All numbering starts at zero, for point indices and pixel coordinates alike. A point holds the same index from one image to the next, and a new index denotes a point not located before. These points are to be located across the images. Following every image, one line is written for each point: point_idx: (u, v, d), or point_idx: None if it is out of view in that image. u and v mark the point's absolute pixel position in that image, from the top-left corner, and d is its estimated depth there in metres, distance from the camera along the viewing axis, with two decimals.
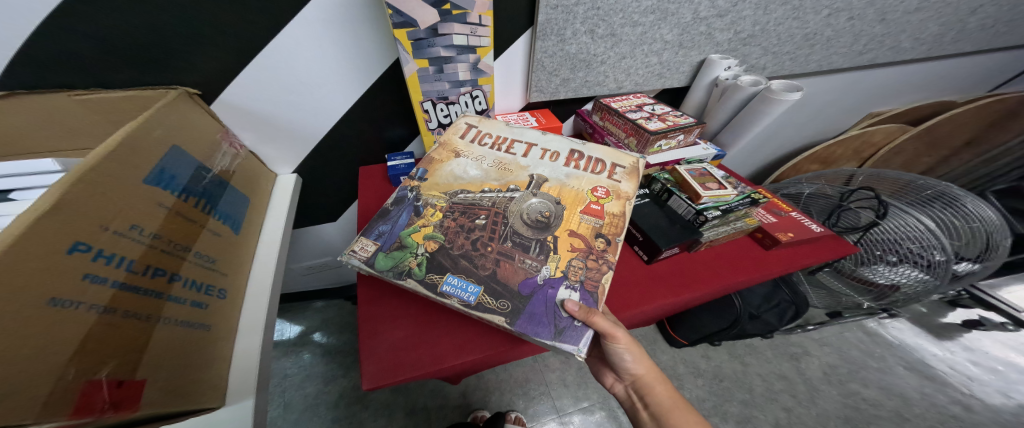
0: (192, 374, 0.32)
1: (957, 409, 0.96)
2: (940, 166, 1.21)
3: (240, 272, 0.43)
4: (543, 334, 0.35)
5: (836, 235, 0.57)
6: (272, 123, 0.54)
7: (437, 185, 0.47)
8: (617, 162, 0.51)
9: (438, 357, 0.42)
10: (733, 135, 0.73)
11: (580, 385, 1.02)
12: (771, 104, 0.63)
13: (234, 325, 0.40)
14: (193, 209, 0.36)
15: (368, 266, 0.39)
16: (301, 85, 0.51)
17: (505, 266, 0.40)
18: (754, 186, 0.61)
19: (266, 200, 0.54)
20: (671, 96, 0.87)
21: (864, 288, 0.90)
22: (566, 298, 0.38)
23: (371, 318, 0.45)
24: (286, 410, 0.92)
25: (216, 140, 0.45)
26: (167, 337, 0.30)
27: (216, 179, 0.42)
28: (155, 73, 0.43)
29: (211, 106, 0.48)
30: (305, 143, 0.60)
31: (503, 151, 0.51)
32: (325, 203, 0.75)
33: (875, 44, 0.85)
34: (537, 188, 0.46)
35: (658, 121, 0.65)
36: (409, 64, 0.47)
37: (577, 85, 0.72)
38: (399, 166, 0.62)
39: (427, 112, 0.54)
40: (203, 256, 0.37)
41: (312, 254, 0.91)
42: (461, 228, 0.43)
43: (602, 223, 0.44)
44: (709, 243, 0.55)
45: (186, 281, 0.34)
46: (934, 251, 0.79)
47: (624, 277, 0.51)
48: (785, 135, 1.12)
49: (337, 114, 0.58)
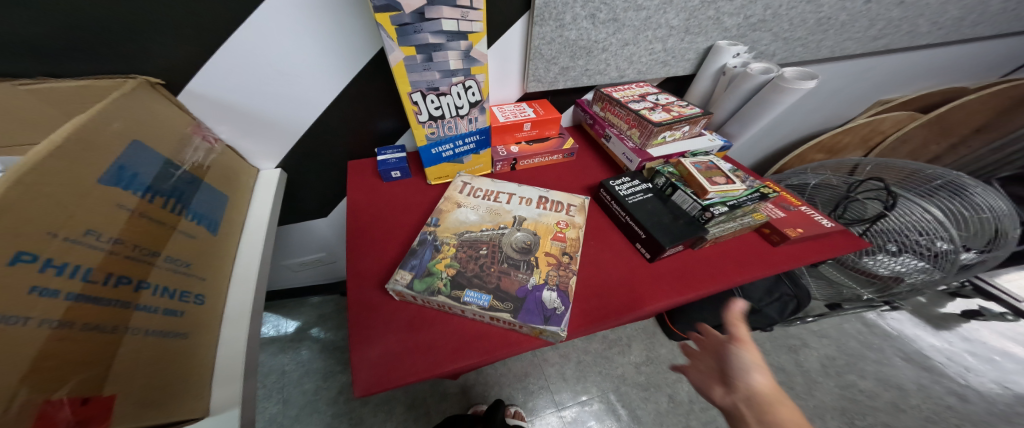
0: (169, 384, 0.30)
1: (953, 400, 0.97)
2: (947, 154, 1.18)
3: (220, 275, 0.41)
4: (535, 321, 0.40)
5: (848, 231, 0.55)
6: (251, 115, 0.51)
7: (449, 228, 0.51)
8: (571, 203, 0.58)
9: (434, 362, 0.40)
10: (741, 126, 0.70)
11: (578, 379, 1.02)
12: (783, 92, 0.60)
13: (215, 330, 0.37)
14: (160, 210, 0.34)
15: (409, 289, 0.43)
16: (278, 74, 0.48)
17: (503, 279, 0.44)
18: (763, 179, 0.58)
19: (248, 198, 0.51)
20: (676, 84, 0.83)
21: (867, 279, 0.90)
22: (549, 297, 0.43)
23: (365, 321, 0.43)
24: (285, 407, 0.91)
25: (186, 134, 0.42)
26: (137, 349, 0.28)
27: (188, 176, 0.39)
28: (114, 60, 0.39)
29: (177, 96, 0.44)
30: (289, 136, 0.57)
31: (494, 200, 0.57)
32: (316, 198, 0.72)
33: (891, 28, 0.81)
34: (519, 224, 0.52)
35: (662, 112, 0.62)
36: (395, 52, 0.43)
37: (577, 74, 0.68)
38: (391, 161, 0.59)
39: (416, 104, 0.50)
40: (174, 261, 0.34)
41: (305, 251, 0.89)
42: (469, 256, 0.47)
43: (565, 245, 0.50)
44: (714, 240, 0.53)
45: (155, 289, 0.31)
46: (938, 239, 0.78)
47: (625, 276, 0.49)
48: (792, 124, 1.09)
49: (322, 106, 0.55)
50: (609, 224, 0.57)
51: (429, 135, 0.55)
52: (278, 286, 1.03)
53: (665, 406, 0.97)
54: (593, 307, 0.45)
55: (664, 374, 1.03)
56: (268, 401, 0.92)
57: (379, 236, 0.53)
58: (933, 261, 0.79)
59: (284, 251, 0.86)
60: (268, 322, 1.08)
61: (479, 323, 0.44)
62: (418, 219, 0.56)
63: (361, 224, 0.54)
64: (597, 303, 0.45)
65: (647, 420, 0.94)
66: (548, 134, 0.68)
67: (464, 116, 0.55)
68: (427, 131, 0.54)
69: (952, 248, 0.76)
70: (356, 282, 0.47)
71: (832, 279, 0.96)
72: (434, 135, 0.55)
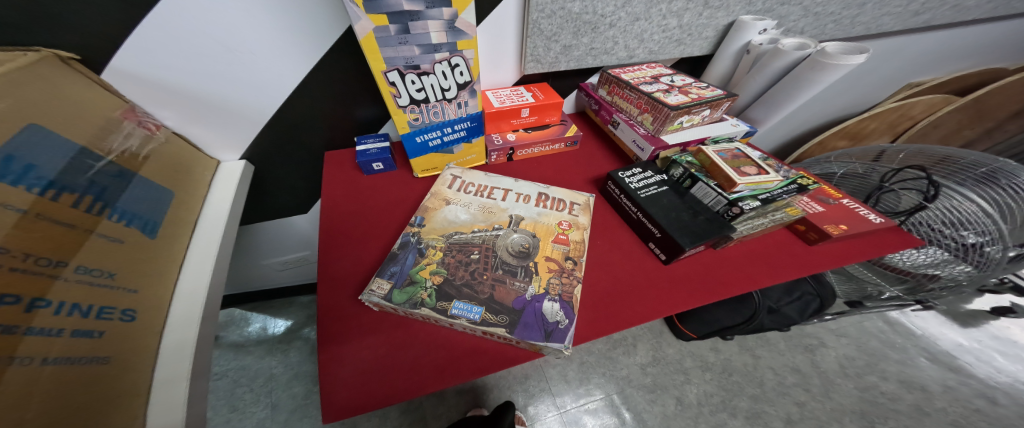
0: (86, 418, 0.25)
1: (982, 402, 0.91)
2: (981, 140, 1.09)
3: (159, 284, 0.36)
4: (535, 338, 0.34)
5: (897, 227, 0.48)
6: (198, 99, 0.44)
7: (435, 229, 0.45)
8: (574, 201, 0.51)
9: (416, 383, 0.33)
10: (768, 110, 0.63)
11: (581, 381, 0.97)
12: (823, 70, 0.52)
13: (152, 349, 0.33)
14: (70, 210, 0.29)
15: (387, 302, 0.36)
16: (227, 51, 0.41)
17: (498, 288, 0.38)
18: (798, 169, 0.52)
19: (201, 194, 0.46)
20: (691, 66, 0.75)
21: (896, 276, 0.83)
22: (549, 310, 0.37)
23: (340, 333, 0.37)
24: (274, 412, 0.87)
25: (115, 119, 0.37)
26: (27, 382, 0.22)
27: (113, 169, 0.34)
28: (9, 30, 0.32)
29: (100, 74, 0.38)
30: (251, 124, 0.51)
31: (487, 196, 0.50)
32: (294, 193, 0.67)
33: (935, 1, 0.72)
34: (516, 225, 0.46)
35: (679, 94, 0.55)
36: (361, 21, 0.35)
37: (581, 54, 0.60)
38: (371, 151, 0.53)
39: (393, 85, 0.42)
40: (91, 270, 0.29)
41: (288, 249, 0.83)
42: (459, 262, 0.41)
43: (569, 249, 0.44)
44: (740, 238, 0.46)
45: (59, 307, 0.26)
46: (966, 230, 0.73)
47: (638, 279, 0.43)
48: (814, 109, 1.01)
49: (285, 90, 0.48)
50: (618, 220, 0.51)
51: (412, 121, 0.48)
52: (264, 286, 0.98)
53: (673, 409, 0.91)
54: (603, 318, 0.39)
55: (671, 375, 0.98)
56: (256, 406, 0.88)
57: (358, 235, 0.46)
58: (959, 253, 0.74)
59: (267, 250, 0.81)
60: (255, 321, 1.03)
61: (471, 334, 0.37)
62: (404, 216, 0.49)
63: (337, 222, 0.48)
64: (607, 312, 0.39)
65: (654, 424, 0.89)
66: (549, 121, 0.61)
67: (451, 100, 0.48)
68: (410, 117, 0.47)
69: (984, 241, 0.70)
70: (329, 288, 0.40)
71: (855, 276, 0.89)
72: (417, 121, 0.48)
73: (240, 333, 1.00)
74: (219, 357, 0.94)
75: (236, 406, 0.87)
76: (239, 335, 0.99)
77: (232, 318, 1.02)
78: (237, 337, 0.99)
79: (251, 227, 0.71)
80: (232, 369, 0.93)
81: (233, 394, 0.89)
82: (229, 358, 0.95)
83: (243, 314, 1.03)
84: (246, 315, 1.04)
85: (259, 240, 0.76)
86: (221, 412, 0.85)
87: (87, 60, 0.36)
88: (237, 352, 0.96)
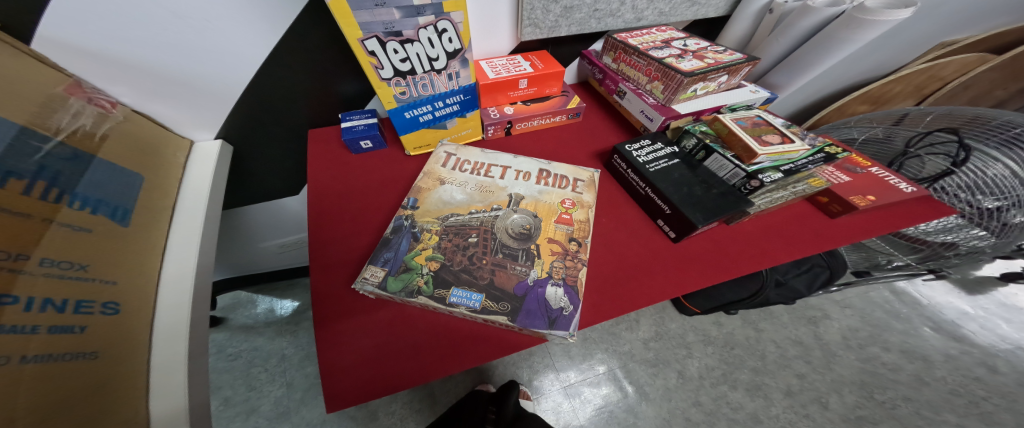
0: (82, 408, 0.24)
1: (982, 371, 0.92)
2: (1010, 100, 1.03)
3: (143, 272, 0.34)
4: (538, 325, 0.32)
5: (928, 197, 0.46)
6: (155, 73, 0.41)
7: (430, 211, 0.42)
8: (577, 177, 0.48)
9: (416, 370, 0.32)
10: (791, 74, 0.59)
11: (585, 356, 0.98)
12: (861, 27, 0.47)
13: (145, 338, 0.32)
14: (20, 197, 0.26)
15: (382, 290, 0.34)
16: (175, 18, 0.36)
17: (498, 273, 0.36)
18: (824, 136, 0.48)
19: (176, 177, 0.44)
20: (705, 28, 0.66)
21: (909, 245, 0.78)
22: (551, 295, 0.35)
23: (334, 319, 0.35)
24: (289, 390, 0.89)
25: (60, 96, 0.33)
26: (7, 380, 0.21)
27: (62, 153, 0.31)
28: None
29: (29, 44, 0.33)
30: (220, 101, 0.47)
31: (484, 175, 0.47)
32: (282, 172, 0.64)
33: None
34: (516, 205, 0.43)
35: (693, 59, 0.49)
36: None
37: (583, 16, 0.54)
38: (358, 128, 0.49)
39: (373, 55, 0.38)
40: (61, 263, 0.27)
41: (283, 231, 0.81)
42: (456, 246, 0.38)
43: (573, 229, 0.41)
44: (756, 213, 0.43)
45: (29, 303, 0.24)
46: (983, 194, 0.69)
47: (643, 258, 0.40)
48: (837, 72, 0.93)
49: (252, 61, 0.44)
50: (625, 197, 0.47)
51: (398, 95, 0.43)
52: (264, 268, 0.97)
53: (674, 382, 0.93)
54: (608, 301, 0.36)
55: (673, 349, 0.99)
56: (271, 385, 0.90)
57: (348, 218, 0.44)
58: (977, 217, 0.70)
59: (263, 233, 0.79)
60: (262, 303, 1.03)
61: (472, 321, 0.35)
62: (396, 197, 0.46)
63: (325, 205, 0.45)
64: (613, 294, 0.37)
65: (655, 396, 0.90)
66: (549, 92, 0.56)
67: (441, 71, 0.43)
68: (396, 91, 0.43)
69: (1003, 205, 0.67)
70: (322, 273, 0.38)
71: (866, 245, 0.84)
72: (404, 95, 0.44)
73: (249, 314, 1.00)
74: (231, 339, 0.96)
75: (252, 385, 0.89)
76: (247, 317, 1.00)
77: (238, 300, 1.03)
78: (245, 318, 1.00)
79: (243, 209, 0.69)
80: (245, 350, 0.95)
81: (249, 374, 0.91)
82: (241, 339, 0.96)
83: (250, 296, 1.04)
84: (253, 298, 1.04)
85: (253, 223, 0.74)
86: (239, 391, 0.88)
87: (9, 28, 0.32)
88: (248, 333, 0.98)
